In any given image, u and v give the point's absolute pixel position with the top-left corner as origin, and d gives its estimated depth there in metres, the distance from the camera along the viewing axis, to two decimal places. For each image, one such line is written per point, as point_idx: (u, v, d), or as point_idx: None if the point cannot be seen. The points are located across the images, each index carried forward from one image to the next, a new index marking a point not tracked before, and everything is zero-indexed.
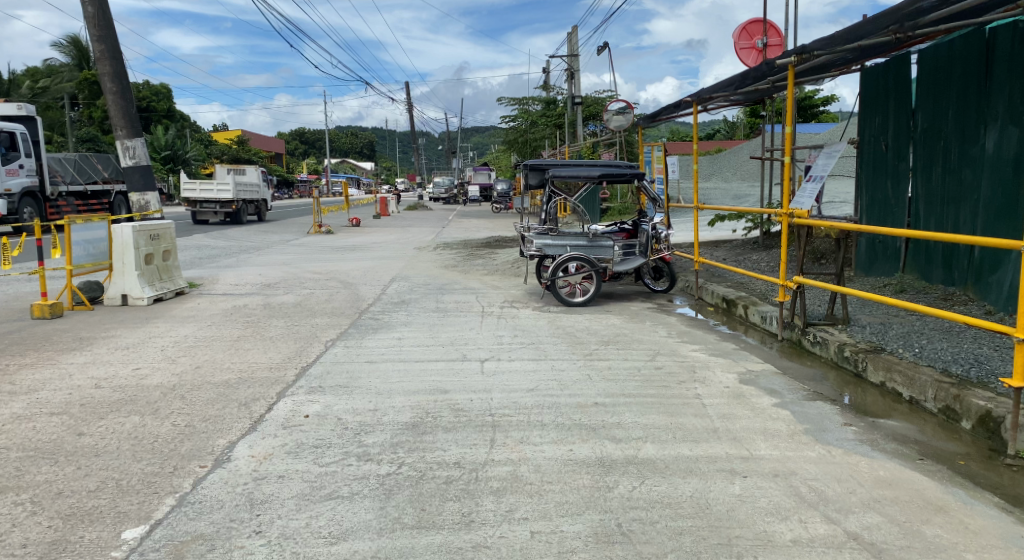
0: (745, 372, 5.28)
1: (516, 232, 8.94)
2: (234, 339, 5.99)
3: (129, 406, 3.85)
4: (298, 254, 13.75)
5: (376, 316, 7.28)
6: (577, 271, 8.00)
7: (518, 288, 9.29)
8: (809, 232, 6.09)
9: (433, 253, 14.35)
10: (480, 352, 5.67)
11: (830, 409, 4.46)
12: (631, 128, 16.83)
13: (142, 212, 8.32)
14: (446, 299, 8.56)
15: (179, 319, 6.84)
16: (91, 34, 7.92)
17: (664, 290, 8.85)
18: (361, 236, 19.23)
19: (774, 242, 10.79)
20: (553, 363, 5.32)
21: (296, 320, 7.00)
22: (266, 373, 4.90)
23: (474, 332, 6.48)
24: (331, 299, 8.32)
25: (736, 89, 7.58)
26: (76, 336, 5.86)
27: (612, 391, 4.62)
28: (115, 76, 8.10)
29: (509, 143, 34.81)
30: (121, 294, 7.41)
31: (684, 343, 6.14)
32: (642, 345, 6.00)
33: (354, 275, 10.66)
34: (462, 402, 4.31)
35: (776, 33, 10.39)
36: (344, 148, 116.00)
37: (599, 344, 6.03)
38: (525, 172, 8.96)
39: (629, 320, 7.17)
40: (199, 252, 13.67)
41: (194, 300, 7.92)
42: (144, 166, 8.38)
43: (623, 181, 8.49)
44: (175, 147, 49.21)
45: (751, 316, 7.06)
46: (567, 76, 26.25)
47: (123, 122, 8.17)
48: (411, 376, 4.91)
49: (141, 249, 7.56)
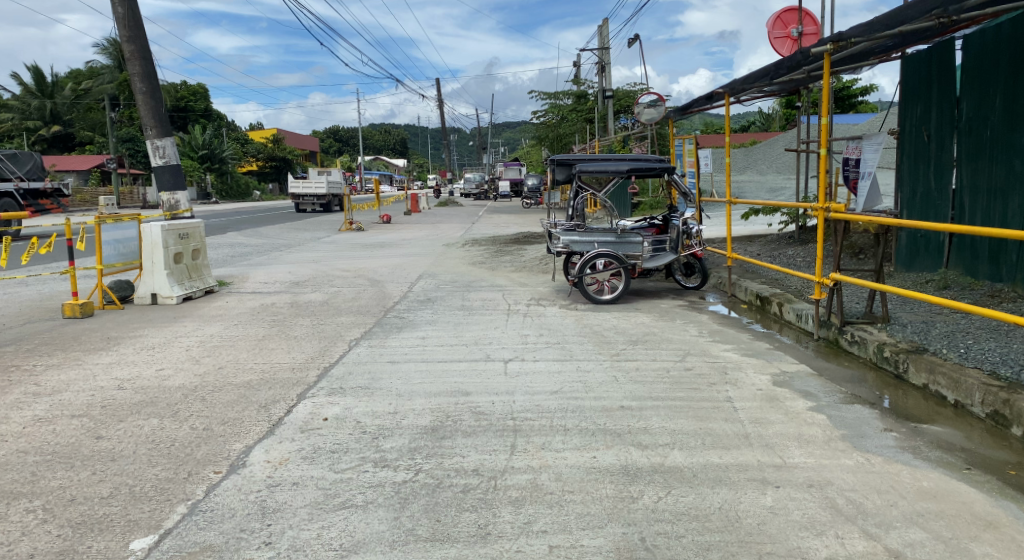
0: (780, 373, 5.00)
1: (543, 228, 8.77)
2: (259, 339, 6.02)
3: (149, 409, 4.06)
4: (328, 251, 13.89)
5: (401, 314, 7.25)
6: (605, 267, 7.82)
7: (546, 285, 9.15)
8: (846, 226, 5.74)
9: (461, 250, 14.31)
10: (504, 352, 5.56)
11: (870, 413, 4.18)
12: (663, 121, 16.48)
13: (172, 211, 8.45)
14: (472, 296, 8.48)
15: (207, 318, 6.92)
16: (122, 35, 8.06)
17: (696, 287, 8.60)
18: (391, 233, 19.34)
19: (811, 237, 10.39)
20: (578, 364, 5.16)
21: (322, 319, 7.02)
22: (287, 374, 4.90)
23: (498, 331, 6.38)
24: (358, 297, 8.33)
25: (770, 79, 7.22)
26: (105, 335, 5.99)
27: (639, 394, 4.44)
28: (144, 76, 8.22)
29: (540, 138, 34.59)
30: (150, 294, 7.53)
31: (716, 343, 5.89)
32: (671, 345, 5.78)
33: (381, 272, 10.69)
34: (483, 405, 4.19)
35: (812, 21, 9.95)
36: (377, 145, 117.29)
37: (626, 343, 5.85)
38: (551, 167, 8.76)
39: (659, 319, 6.94)
40: (232, 250, 13.94)
41: (223, 299, 8.02)
42: (173, 165, 8.51)
43: (652, 176, 8.25)
44: (212, 146, 50.40)
45: (786, 314, 6.75)
46: (598, 69, 25.89)
47: (152, 122, 8.30)
48: (433, 377, 4.83)
49: (170, 248, 7.69)
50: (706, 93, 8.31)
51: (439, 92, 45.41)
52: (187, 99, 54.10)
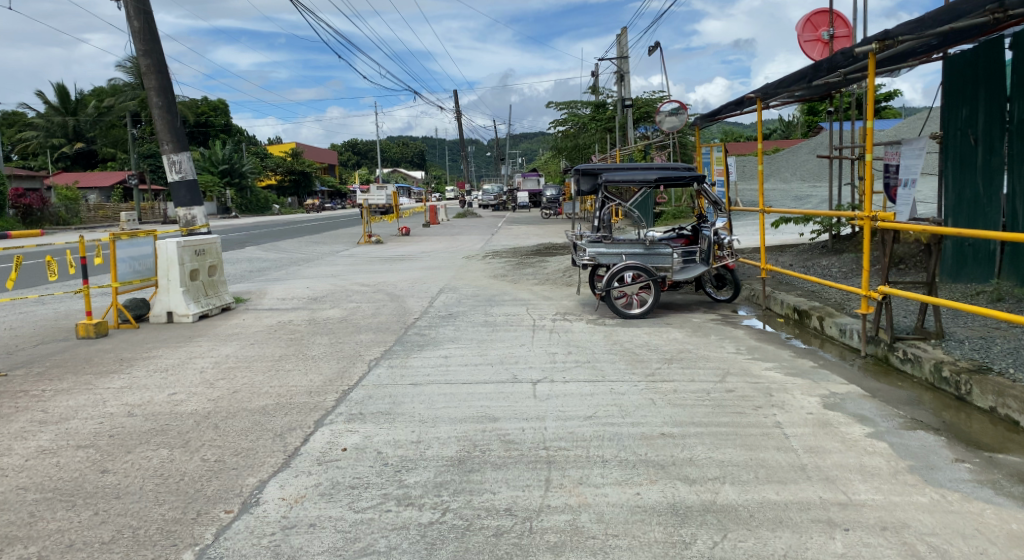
0: (830, 394, 4.60)
1: (567, 240, 8.49)
2: (275, 359, 5.81)
3: (159, 438, 3.90)
4: (348, 265, 13.77)
5: (422, 331, 7.00)
6: (633, 280, 7.51)
7: (570, 299, 8.85)
8: (895, 236, 5.27)
9: (482, 262, 14.09)
10: (532, 372, 5.26)
11: (935, 440, 3.68)
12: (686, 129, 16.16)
13: (189, 227, 8.37)
14: (494, 311, 8.22)
15: (223, 338, 6.75)
16: (139, 49, 8.00)
17: (728, 300, 8.27)
18: (409, 246, 19.20)
19: (845, 246, 9.96)
20: (610, 386, 4.84)
21: (341, 337, 6.80)
22: (305, 398, 4.68)
23: (523, 349, 6.10)
24: (377, 313, 8.11)
25: (807, 83, 6.83)
26: (118, 357, 5.85)
27: (680, 419, 4.10)
28: (160, 90, 8.16)
29: (558, 149, 34.42)
30: (167, 312, 7.40)
31: (756, 361, 5.52)
32: (708, 364, 5.42)
33: (401, 286, 10.49)
34: (512, 432, 3.91)
35: (844, 23, 9.58)
36: (394, 158, 118.18)
37: (661, 362, 5.51)
38: (575, 177, 8.49)
39: (692, 335, 6.59)
40: (252, 265, 13.90)
41: (240, 316, 7.88)
42: (189, 180, 8.43)
43: (681, 184, 7.93)
44: (233, 161, 51.04)
45: (828, 329, 6.34)
46: (616, 79, 25.65)
47: (169, 136, 8.24)
48: (457, 401, 4.55)
49: (186, 265, 7.57)
50: (736, 98, 7.96)
51: (456, 104, 45.40)
52: (208, 115, 55.01)
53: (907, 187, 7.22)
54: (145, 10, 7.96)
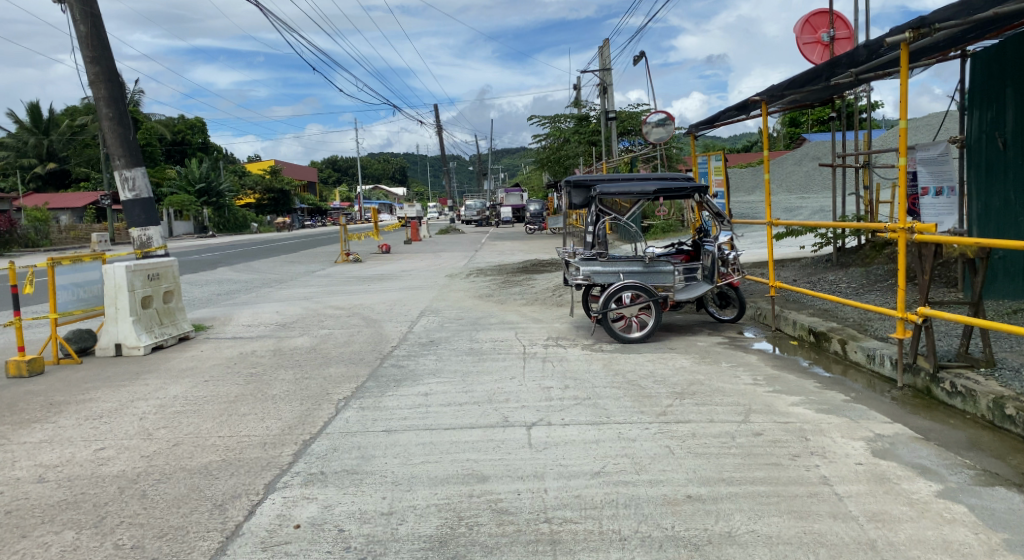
0: (875, 438, 3.97)
1: (559, 256, 7.81)
2: (228, 401, 5.00)
3: (68, 514, 3.02)
4: (323, 286, 12.94)
5: (399, 362, 6.25)
6: (632, 301, 6.87)
7: (563, 322, 8.18)
8: (936, 251, 4.67)
9: (466, 281, 13.36)
10: (526, 413, 4.55)
11: (1022, 501, 3.00)
12: (674, 139, 15.75)
13: (143, 249, 7.60)
14: (480, 337, 7.49)
15: (175, 374, 5.94)
16: (85, 55, 7.22)
17: (732, 320, 7.68)
18: (388, 264, 18.34)
19: (851, 259, 9.48)
20: (617, 430, 4.14)
21: (308, 371, 6.02)
22: (258, 452, 3.91)
23: (514, 383, 5.38)
24: (351, 341, 7.36)
25: (822, 81, 6.28)
26: (46, 402, 5.00)
27: (708, 477, 3.41)
28: (110, 101, 7.39)
29: (541, 163, 33.93)
30: (114, 344, 6.56)
31: (779, 395, 4.89)
32: (725, 400, 4.75)
33: (378, 309, 9.73)
34: (507, 498, 3.19)
35: (844, 25, 9.14)
36: (377, 175, 117.42)
37: (671, 398, 4.84)
38: (567, 190, 7.83)
39: (701, 362, 5.94)
40: (219, 287, 13.01)
41: (197, 348, 7.08)
42: (145, 199, 7.64)
43: (682, 196, 7.27)
44: (210, 179, 49.82)
45: (853, 355, 5.76)
46: (601, 91, 25.25)
47: (121, 151, 7.45)
48: (439, 454, 3.82)
49: (137, 291, 6.75)
50: (740, 103, 7.42)
51: (438, 119, 44.82)
52: (184, 132, 53.64)
53: (949, 194, 7.07)
54: (92, 13, 7.22)
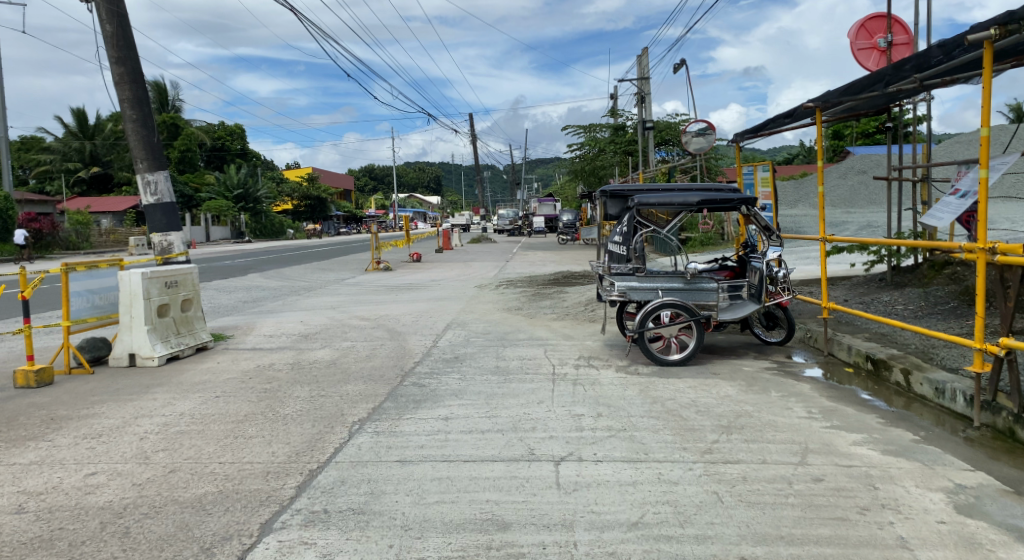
0: (959, 490, 3.39)
1: (593, 270, 7.38)
2: (236, 422, 4.73)
3: (37, 555, 2.70)
4: (350, 296, 12.74)
5: (420, 381, 5.87)
6: (672, 321, 6.38)
7: (595, 340, 7.71)
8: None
9: (496, 293, 12.99)
10: (554, 446, 4.11)
11: None
12: (713, 149, 15.15)
13: (165, 255, 7.47)
14: (508, 354, 7.08)
15: (187, 388, 5.70)
16: (111, 56, 7.14)
17: (779, 342, 7.11)
18: (418, 274, 18.12)
19: (908, 279, 8.77)
20: (656, 471, 3.67)
21: (324, 388, 5.72)
22: (258, 483, 3.59)
23: (542, 409, 4.94)
24: (372, 356, 7.05)
25: (884, 86, 5.73)
26: (49, 416, 4.79)
27: (765, 535, 2.91)
28: (134, 102, 7.29)
29: (575, 173, 33.49)
30: (128, 354, 6.42)
31: (839, 432, 4.32)
32: (778, 437, 4.21)
33: (403, 321, 9.42)
34: (528, 552, 2.76)
35: (903, 29, 8.42)
36: (411, 184, 118.64)
37: (717, 433, 4.33)
38: (602, 200, 7.41)
39: (747, 391, 5.39)
40: (248, 294, 12.94)
41: (214, 360, 6.85)
42: (166, 204, 7.51)
43: (727, 209, 6.75)
44: (247, 186, 50.84)
45: (918, 387, 5.13)
46: (638, 100, 24.74)
47: (144, 154, 7.37)
48: (456, 492, 3.42)
49: (153, 300, 6.57)
50: (790, 110, 6.87)
51: (473, 128, 44.82)
52: (224, 139, 54.88)
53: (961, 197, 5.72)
54: (119, 13, 7.12)
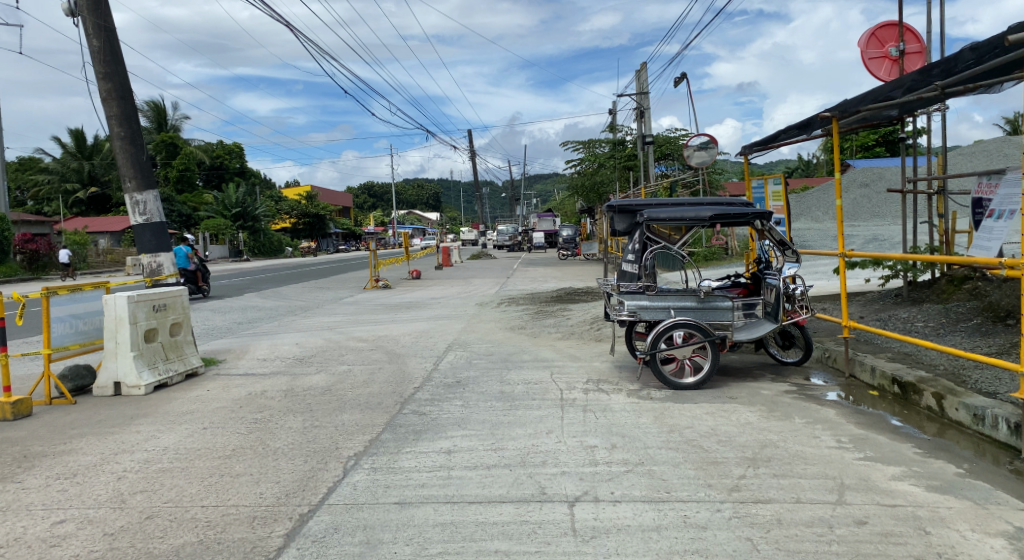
0: (1021, 534, 3.02)
1: (601, 287, 7.07)
2: (223, 457, 4.39)
3: None
4: (348, 315, 12.42)
5: (421, 410, 5.52)
6: (685, 341, 6.05)
7: (604, 362, 7.37)
8: None
9: (497, 311, 12.68)
10: (567, 483, 3.77)
11: None
12: (716, 163, 14.94)
13: (154, 277, 7.20)
14: (512, 378, 6.73)
15: (172, 419, 5.36)
16: (97, 71, 6.91)
17: (796, 363, 6.78)
18: (418, 291, 17.83)
19: (924, 294, 8.46)
20: (682, 514, 3.32)
21: (318, 417, 5.39)
22: (243, 531, 3.24)
23: (552, 440, 4.60)
24: (370, 381, 6.71)
25: (909, 93, 5.49)
26: (21, 454, 4.45)
27: None
28: (122, 119, 7.05)
29: (575, 189, 33.37)
30: (113, 382, 6.10)
31: (875, 464, 3.96)
32: (810, 471, 3.87)
33: (402, 342, 9.08)
34: None
35: (915, 38, 8.21)
36: (410, 200, 118.81)
37: (743, 467, 3.98)
38: (610, 215, 7.13)
39: (769, 417, 5.05)
40: (244, 315, 12.61)
41: (204, 387, 6.51)
42: (156, 224, 7.24)
43: (741, 224, 6.45)
44: (245, 204, 50.75)
45: (953, 413, 4.78)
46: (637, 115, 24.66)
47: (132, 173, 7.12)
48: (461, 541, 3.08)
49: (140, 325, 6.27)
50: (805, 120, 6.62)
51: (471, 145, 44.80)
52: (222, 157, 54.91)
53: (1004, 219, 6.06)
54: (107, 27, 6.91)
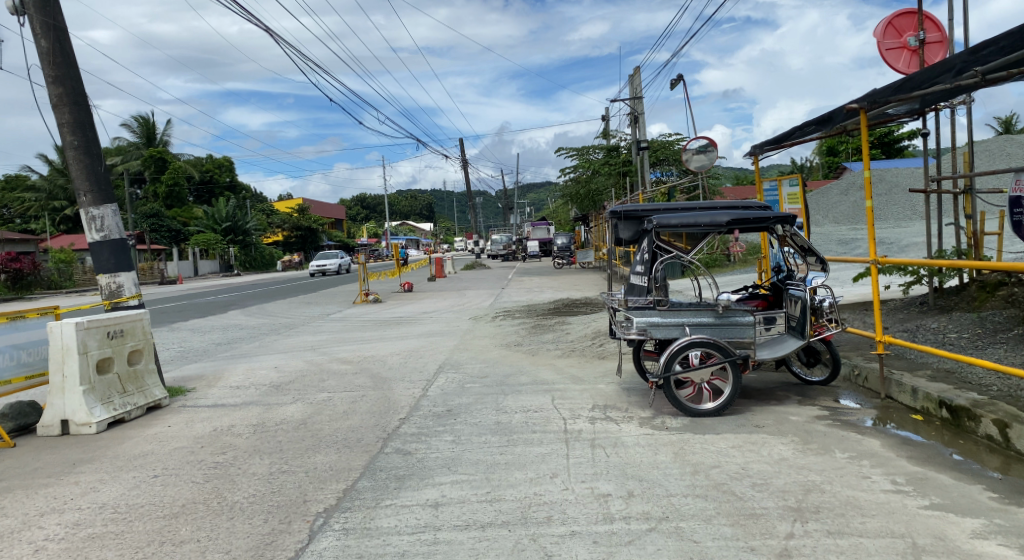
0: None
1: (605, 302, 6.41)
2: (169, 518, 3.70)
3: None
4: (334, 334, 11.70)
5: (405, 448, 4.84)
6: (702, 362, 5.40)
7: (611, 384, 6.69)
8: None
9: (492, 326, 11.97)
10: (579, 549, 3.09)
11: None
12: (716, 167, 14.35)
13: (113, 300, 6.55)
14: (509, 405, 6.06)
15: (119, 465, 4.66)
16: (46, 75, 6.27)
17: (822, 382, 6.14)
18: (410, 305, 17.11)
19: (952, 301, 7.84)
20: None
21: (288, 459, 4.71)
22: None
23: (557, 486, 3.93)
24: (350, 412, 6.02)
25: (956, 77, 4.84)
26: None
27: None
28: (76, 126, 6.41)
29: (570, 197, 32.80)
30: (60, 420, 5.40)
31: (947, 516, 3.30)
32: (870, 527, 3.20)
33: (388, 364, 8.38)
34: None
35: (935, 25, 7.65)
36: (404, 212, 118.25)
37: (789, 522, 3.31)
38: (613, 223, 6.52)
39: (806, 451, 4.38)
40: (223, 335, 11.89)
41: (163, 423, 5.80)
42: (115, 241, 6.59)
43: (760, 229, 5.80)
44: (235, 218, 50.03)
45: (1021, 444, 4.12)
46: (632, 120, 24.13)
47: (88, 185, 6.46)
48: None
49: (91, 354, 5.58)
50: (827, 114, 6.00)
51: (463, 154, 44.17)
52: (212, 172, 54.24)
53: None
54: (57, 26, 6.27)
